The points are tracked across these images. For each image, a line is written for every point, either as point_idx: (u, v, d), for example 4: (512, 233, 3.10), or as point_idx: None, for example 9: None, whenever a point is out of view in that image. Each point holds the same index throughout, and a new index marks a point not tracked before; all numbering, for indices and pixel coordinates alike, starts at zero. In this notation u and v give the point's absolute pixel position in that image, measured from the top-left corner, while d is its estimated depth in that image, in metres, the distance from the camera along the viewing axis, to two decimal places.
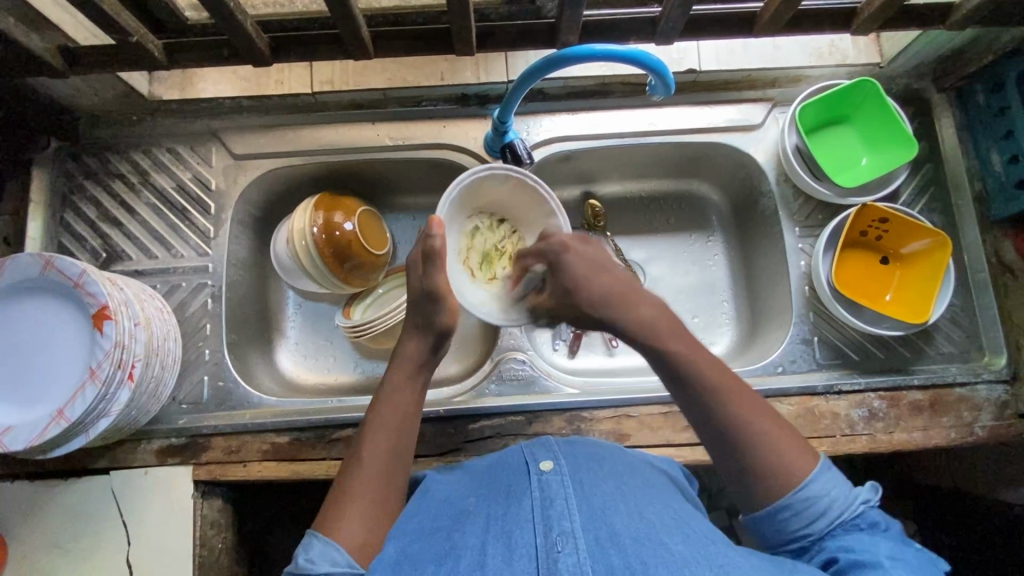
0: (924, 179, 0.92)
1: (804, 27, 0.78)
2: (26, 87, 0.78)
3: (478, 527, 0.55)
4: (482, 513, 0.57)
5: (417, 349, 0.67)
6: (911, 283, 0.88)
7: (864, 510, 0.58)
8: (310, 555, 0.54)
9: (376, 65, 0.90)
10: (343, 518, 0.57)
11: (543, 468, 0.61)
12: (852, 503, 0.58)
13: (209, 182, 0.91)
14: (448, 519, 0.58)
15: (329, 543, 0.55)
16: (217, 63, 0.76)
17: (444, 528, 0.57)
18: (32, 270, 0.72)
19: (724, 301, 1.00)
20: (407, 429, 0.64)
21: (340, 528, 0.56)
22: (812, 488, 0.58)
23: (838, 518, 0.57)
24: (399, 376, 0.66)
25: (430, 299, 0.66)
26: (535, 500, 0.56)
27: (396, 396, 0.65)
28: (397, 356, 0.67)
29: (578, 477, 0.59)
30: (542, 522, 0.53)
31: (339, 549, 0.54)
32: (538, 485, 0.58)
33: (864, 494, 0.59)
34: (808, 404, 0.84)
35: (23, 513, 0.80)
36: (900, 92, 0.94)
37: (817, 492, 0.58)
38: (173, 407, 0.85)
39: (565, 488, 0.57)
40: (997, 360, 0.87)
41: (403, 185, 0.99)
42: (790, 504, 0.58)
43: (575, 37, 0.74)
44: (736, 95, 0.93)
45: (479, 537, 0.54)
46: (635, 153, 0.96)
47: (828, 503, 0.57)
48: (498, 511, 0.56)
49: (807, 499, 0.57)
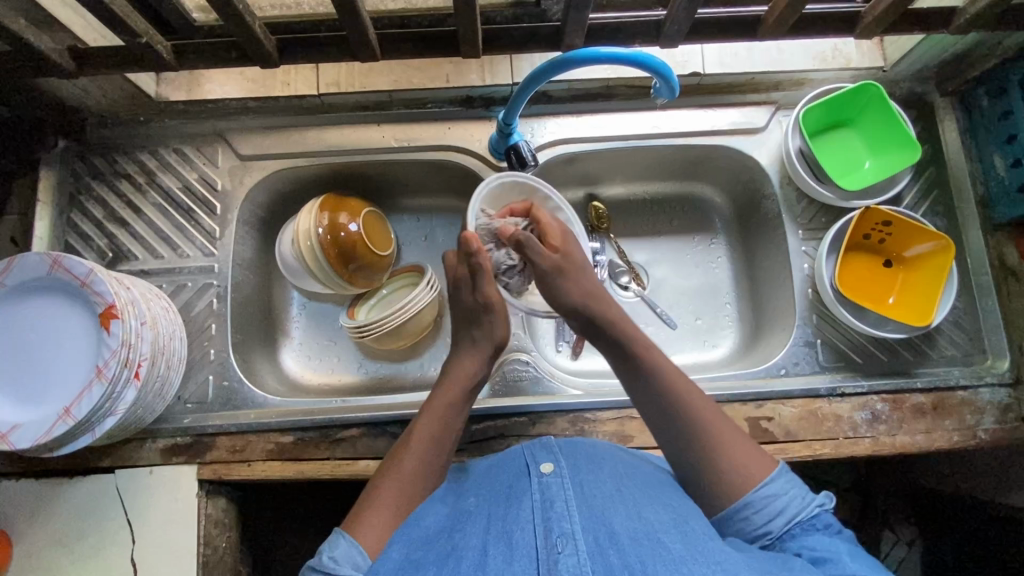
0: (927, 183, 0.92)
1: (808, 31, 0.78)
2: (35, 88, 0.79)
3: (479, 528, 0.55)
4: (483, 514, 0.57)
5: (470, 372, 0.69)
6: (914, 287, 0.88)
7: (820, 512, 0.59)
8: (334, 554, 0.55)
9: (382, 67, 0.90)
10: (372, 521, 0.58)
11: (543, 469, 0.61)
12: (808, 505, 0.59)
13: (214, 183, 0.91)
14: (450, 520, 0.58)
15: (354, 543, 0.56)
16: (224, 64, 0.76)
17: (446, 529, 0.57)
18: (40, 270, 0.73)
19: (727, 304, 1.01)
20: (445, 445, 0.65)
21: (365, 530, 0.57)
22: (770, 488, 0.59)
23: (796, 518, 0.58)
24: (449, 395, 0.68)
25: (485, 314, 0.71)
26: (534, 501, 0.57)
27: (442, 413, 0.66)
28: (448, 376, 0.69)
29: (578, 478, 0.60)
30: (543, 523, 0.54)
31: (364, 553, 0.55)
32: (538, 487, 0.58)
33: (821, 497, 0.60)
34: (810, 406, 0.84)
35: (28, 511, 0.80)
36: (904, 96, 0.94)
37: (775, 493, 0.59)
38: (178, 406, 0.86)
39: (565, 489, 0.57)
40: (999, 363, 0.87)
41: (408, 187, 1.00)
42: (750, 503, 0.58)
43: (580, 39, 0.74)
44: (740, 98, 0.94)
45: (480, 538, 0.54)
46: (639, 156, 0.96)
47: (786, 502, 0.58)
48: (498, 512, 0.57)
49: (765, 498, 0.58)
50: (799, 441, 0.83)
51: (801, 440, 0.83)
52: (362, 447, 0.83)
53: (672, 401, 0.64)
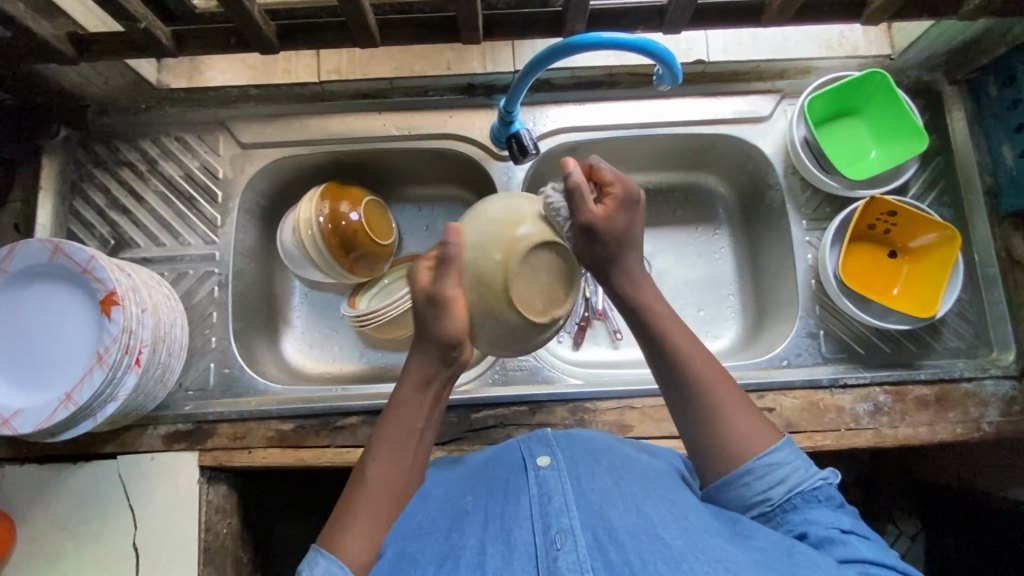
0: (935, 172, 0.91)
1: (813, 17, 0.77)
2: (36, 75, 0.79)
3: (477, 525, 0.56)
4: (481, 510, 0.57)
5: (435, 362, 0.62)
6: (919, 277, 0.87)
7: (825, 484, 0.60)
8: (314, 573, 0.55)
9: (382, 54, 0.90)
10: (346, 536, 0.57)
11: (540, 463, 0.61)
12: (812, 477, 0.59)
13: (216, 171, 0.91)
14: (448, 517, 0.58)
15: (332, 559, 0.55)
16: (224, 51, 0.76)
17: (443, 525, 0.57)
18: (42, 257, 0.73)
19: (729, 295, 1.00)
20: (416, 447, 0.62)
21: (342, 545, 0.56)
22: (775, 458, 0.60)
23: (799, 489, 0.59)
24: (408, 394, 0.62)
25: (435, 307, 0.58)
26: (532, 495, 0.57)
27: (408, 415, 0.62)
28: (408, 370, 0.63)
29: (575, 471, 0.60)
30: (541, 519, 0.54)
31: (342, 567, 0.55)
32: (535, 481, 0.59)
33: (825, 471, 0.61)
34: (812, 398, 0.84)
35: (32, 495, 0.81)
36: (911, 84, 0.93)
37: (779, 463, 0.59)
38: (180, 393, 0.86)
39: (563, 484, 0.58)
40: (1005, 355, 0.86)
41: (410, 176, 1.00)
42: (752, 470, 0.59)
43: (582, 25, 0.74)
44: (745, 87, 0.93)
45: (478, 536, 0.54)
46: (642, 145, 0.96)
47: (788, 473, 0.59)
48: (497, 508, 0.57)
49: (769, 467, 0.59)
50: (800, 432, 0.82)
51: (802, 431, 0.82)
52: (362, 435, 0.83)
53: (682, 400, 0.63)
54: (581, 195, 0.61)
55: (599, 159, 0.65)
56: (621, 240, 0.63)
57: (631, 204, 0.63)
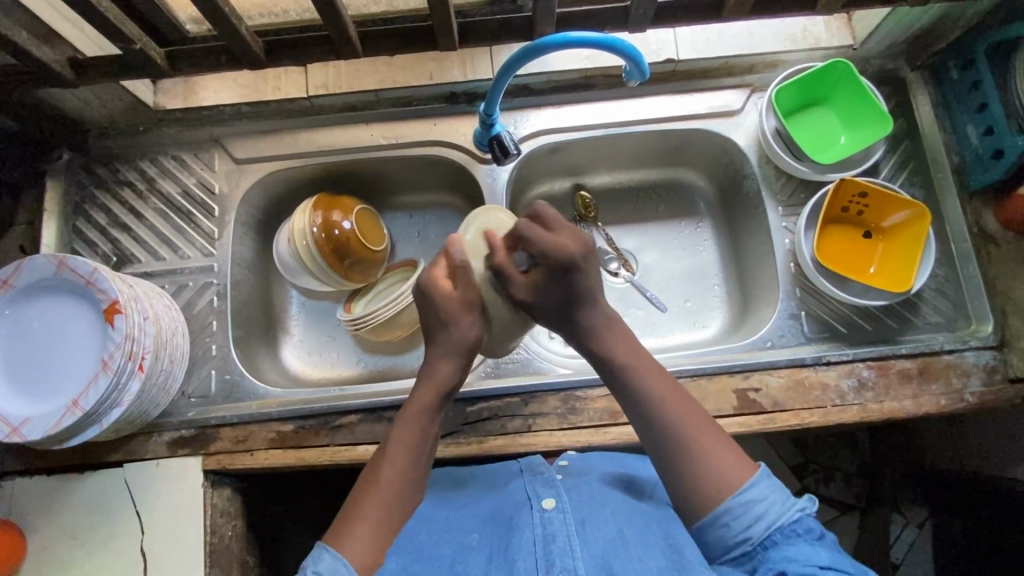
0: (905, 154, 0.95)
1: (771, 9, 0.81)
2: (38, 100, 0.83)
3: (480, 562, 0.58)
4: (486, 548, 0.60)
5: (445, 376, 0.69)
6: (894, 257, 0.90)
7: (801, 517, 0.60)
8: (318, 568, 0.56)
9: (367, 68, 0.94)
10: (354, 535, 0.59)
11: (545, 505, 0.63)
12: (789, 509, 0.60)
13: (212, 187, 0.95)
14: (451, 551, 0.61)
15: (338, 557, 0.57)
16: (214, 69, 0.80)
17: (446, 559, 0.59)
18: (47, 270, 0.77)
19: (715, 285, 1.03)
20: (424, 451, 0.66)
21: (347, 542, 0.59)
22: (750, 495, 0.61)
23: (776, 525, 0.59)
24: (416, 405, 0.67)
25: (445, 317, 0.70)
26: (535, 535, 0.59)
27: (418, 420, 0.67)
28: (422, 382, 0.69)
29: (579, 517, 0.62)
30: (545, 557, 0.56)
31: (347, 564, 0.57)
32: (540, 522, 0.61)
33: (801, 501, 0.61)
34: (797, 376, 0.86)
35: (42, 506, 0.83)
36: (875, 73, 0.97)
37: (754, 499, 0.61)
38: (183, 401, 0.88)
39: (568, 526, 0.60)
40: (984, 327, 0.88)
41: (399, 184, 1.03)
42: (729, 510, 0.61)
43: (552, 28, 0.78)
44: (716, 83, 0.97)
45: (481, 569, 0.57)
46: (620, 144, 0.99)
47: (765, 508, 0.60)
48: (500, 546, 0.59)
49: (745, 506, 0.60)
50: (787, 410, 0.84)
51: (789, 408, 0.85)
52: (361, 433, 0.85)
53: (642, 392, 0.67)
54: (508, 276, 0.69)
55: (531, 230, 0.68)
56: (567, 300, 0.70)
57: (567, 273, 0.68)
